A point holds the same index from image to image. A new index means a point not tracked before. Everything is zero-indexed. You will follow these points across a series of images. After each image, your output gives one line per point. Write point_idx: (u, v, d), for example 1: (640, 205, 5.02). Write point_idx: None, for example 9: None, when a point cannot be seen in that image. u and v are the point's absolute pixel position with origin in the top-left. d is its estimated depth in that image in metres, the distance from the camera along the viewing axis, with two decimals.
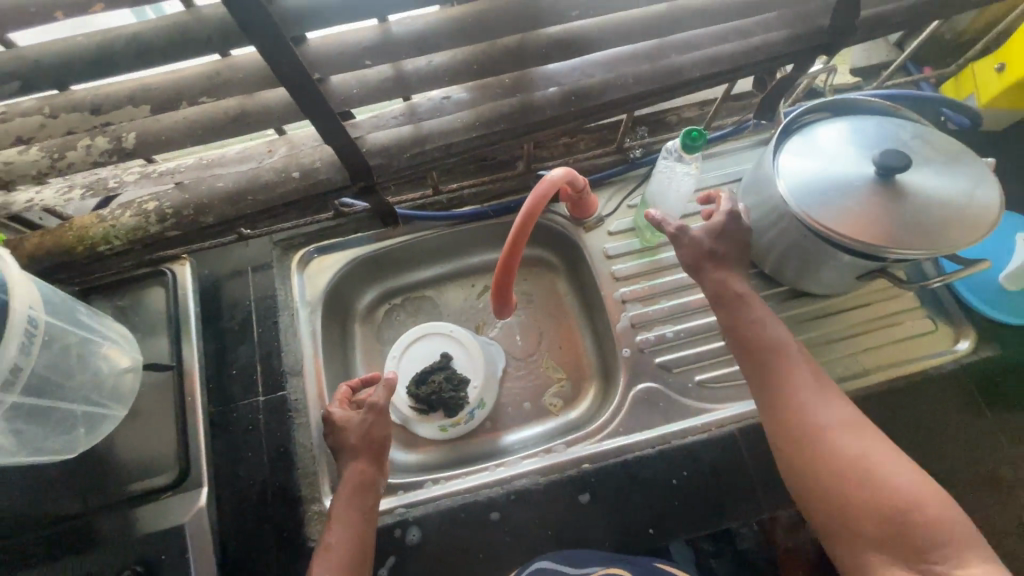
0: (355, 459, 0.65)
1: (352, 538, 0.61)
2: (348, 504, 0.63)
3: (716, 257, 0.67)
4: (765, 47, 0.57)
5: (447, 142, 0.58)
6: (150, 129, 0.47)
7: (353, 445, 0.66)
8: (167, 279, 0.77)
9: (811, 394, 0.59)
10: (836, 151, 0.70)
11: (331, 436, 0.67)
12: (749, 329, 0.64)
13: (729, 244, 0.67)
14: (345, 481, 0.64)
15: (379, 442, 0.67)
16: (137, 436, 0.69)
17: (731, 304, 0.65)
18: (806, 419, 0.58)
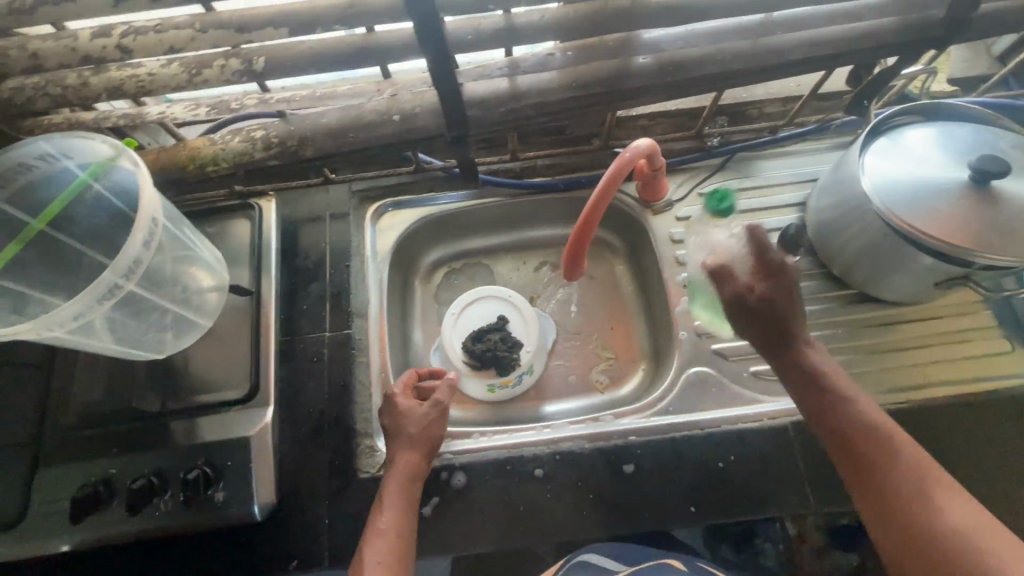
0: (408, 449, 0.67)
1: (394, 526, 0.62)
2: (396, 493, 0.64)
3: (786, 329, 0.68)
4: (875, 34, 0.57)
5: (542, 100, 0.60)
6: (280, 55, 0.51)
7: (409, 437, 0.68)
8: (253, 213, 0.83)
9: (911, 485, 0.56)
10: (928, 153, 0.68)
11: (390, 419, 0.70)
12: (832, 413, 0.62)
13: (794, 321, 0.68)
14: (395, 471, 0.66)
15: (431, 434, 0.68)
16: (216, 353, 0.74)
17: (807, 384, 0.66)
18: (908, 512, 0.55)
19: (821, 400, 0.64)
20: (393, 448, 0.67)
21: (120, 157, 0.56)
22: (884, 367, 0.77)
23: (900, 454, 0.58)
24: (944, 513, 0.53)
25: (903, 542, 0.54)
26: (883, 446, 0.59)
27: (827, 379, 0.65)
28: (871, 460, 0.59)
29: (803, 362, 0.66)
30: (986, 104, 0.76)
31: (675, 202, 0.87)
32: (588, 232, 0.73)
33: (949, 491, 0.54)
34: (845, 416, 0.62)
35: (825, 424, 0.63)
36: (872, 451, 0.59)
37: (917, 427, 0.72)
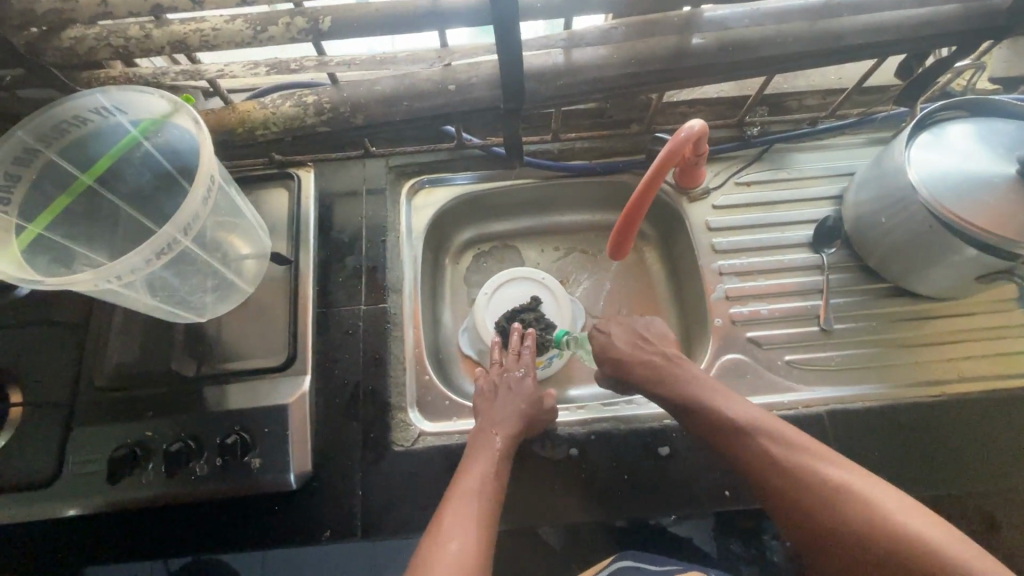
0: (526, 422, 0.69)
1: (496, 476, 0.63)
2: (506, 451, 0.66)
3: (632, 368, 0.72)
4: (937, 21, 0.57)
5: (599, 75, 0.60)
6: (346, 15, 0.51)
7: (532, 414, 0.70)
8: (293, 184, 0.82)
9: (788, 463, 0.58)
10: (970, 147, 0.69)
11: (519, 389, 0.73)
12: (703, 427, 0.65)
13: (635, 355, 0.73)
14: (513, 433, 0.67)
15: (544, 423, 0.71)
16: (252, 321, 0.74)
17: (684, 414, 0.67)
18: (794, 489, 0.57)
19: (691, 419, 0.66)
20: (516, 413, 0.69)
21: (176, 114, 0.55)
22: (916, 360, 0.77)
23: (769, 440, 0.60)
24: (818, 479, 0.56)
25: (803, 518, 0.56)
26: (752, 440, 0.61)
27: (684, 398, 0.67)
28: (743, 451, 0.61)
29: (661, 389, 0.69)
30: None
31: (712, 190, 0.87)
32: (633, 224, 0.74)
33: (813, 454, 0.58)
34: (716, 426, 0.63)
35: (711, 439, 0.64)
36: (744, 448, 0.61)
37: (951, 421, 0.73)
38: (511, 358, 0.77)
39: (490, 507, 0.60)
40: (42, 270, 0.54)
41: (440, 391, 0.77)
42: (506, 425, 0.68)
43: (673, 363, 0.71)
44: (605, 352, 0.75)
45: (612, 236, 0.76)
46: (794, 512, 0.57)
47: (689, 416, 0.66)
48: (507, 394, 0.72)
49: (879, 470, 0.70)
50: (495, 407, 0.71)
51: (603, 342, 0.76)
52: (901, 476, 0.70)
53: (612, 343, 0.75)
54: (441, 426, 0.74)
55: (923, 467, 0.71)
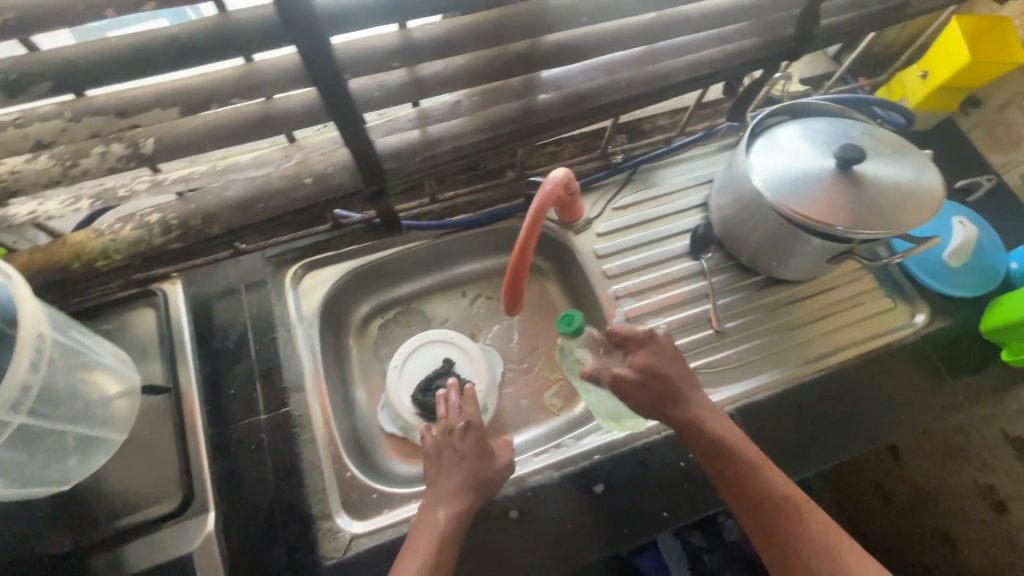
0: (474, 488, 0.67)
1: (440, 558, 0.60)
2: (455, 525, 0.63)
3: (666, 400, 0.69)
4: (743, 52, 0.63)
5: (457, 145, 0.60)
6: (170, 134, 0.47)
7: (476, 481, 0.67)
8: (158, 300, 0.75)
9: (818, 550, 0.59)
10: (799, 147, 0.77)
11: (466, 449, 0.69)
12: (738, 477, 0.64)
13: (684, 390, 0.69)
14: (460, 508, 0.64)
15: (496, 480, 0.69)
16: (134, 465, 0.67)
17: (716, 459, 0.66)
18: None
19: (726, 467, 0.65)
20: (464, 480, 0.67)
21: None
22: (799, 341, 0.85)
23: (796, 512, 0.61)
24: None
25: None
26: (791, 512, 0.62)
27: (728, 446, 0.65)
28: (769, 514, 0.62)
29: (706, 431, 0.67)
30: (836, 99, 0.87)
31: (593, 220, 0.91)
32: (524, 270, 0.73)
33: (835, 535, 0.60)
34: (752, 486, 0.63)
35: (737, 493, 0.64)
36: (772, 514, 0.62)
37: (838, 391, 0.80)
38: (456, 416, 0.74)
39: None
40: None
41: (367, 485, 0.72)
42: (448, 503, 0.65)
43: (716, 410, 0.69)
44: (651, 376, 0.70)
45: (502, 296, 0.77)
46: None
47: (727, 463, 0.65)
48: (451, 457, 0.69)
49: (791, 452, 0.76)
50: (439, 478, 0.68)
51: (643, 359, 0.71)
52: (810, 452, 0.76)
53: (656, 367, 0.70)
54: (373, 523, 0.70)
55: (827, 439, 0.77)
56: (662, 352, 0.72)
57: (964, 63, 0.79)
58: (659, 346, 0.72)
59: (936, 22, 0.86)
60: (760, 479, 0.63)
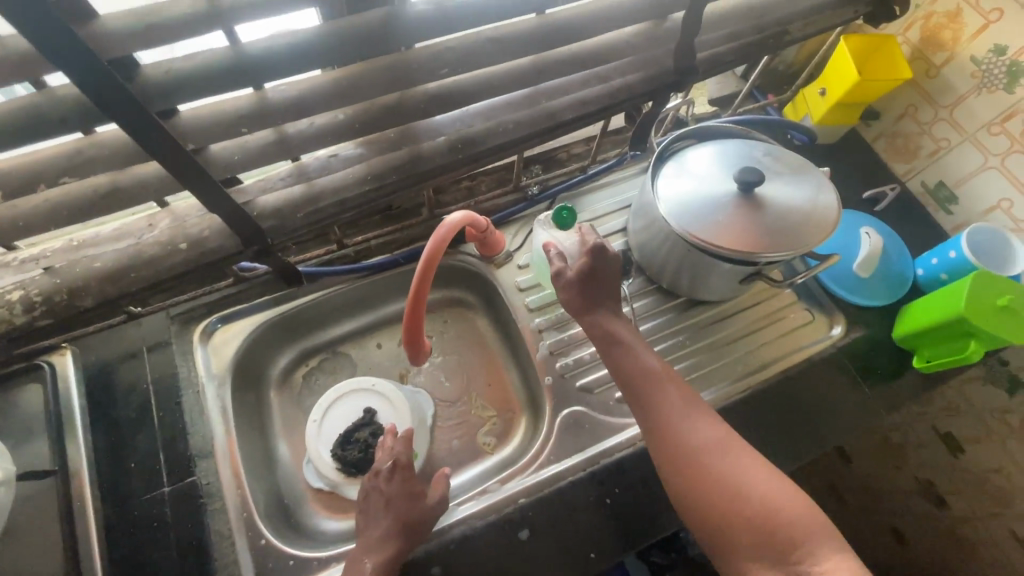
0: (403, 530, 0.64)
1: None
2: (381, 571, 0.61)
3: (587, 301, 0.71)
4: (627, 87, 0.63)
5: (342, 197, 0.59)
6: (6, 214, 0.44)
7: (402, 523, 0.64)
8: (43, 373, 0.70)
9: (682, 415, 0.64)
10: (704, 171, 0.78)
11: (393, 490, 0.67)
12: (628, 363, 0.68)
13: (603, 291, 0.72)
14: (384, 557, 0.62)
15: (427, 520, 0.66)
16: (15, 560, 0.62)
17: (612, 348, 0.69)
18: (680, 440, 0.63)
19: (617, 355, 0.69)
20: (390, 524, 0.64)
21: None
22: (723, 361, 0.85)
23: (674, 396, 0.66)
24: (701, 441, 0.62)
25: (670, 463, 0.63)
26: (669, 396, 0.66)
27: (626, 341, 0.69)
28: (654, 398, 0.65)
29: (614, 327, 0.70)
30: (739, 121, 0.89)
31: (514, 252, 0.89)
32: (418, 318, 0.72)
33: (705, 416, 0.65)
34: (640, 373, 0.67)
35: (625, 378, 0.67)
36: (653, 397, 0.65)
37: (761, 410, 0.81)
38: (385, 455, 0.72)
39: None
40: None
41: (282, 552, 0.69)
42: (371, 556, 0.62)
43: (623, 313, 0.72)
44: (591, 276, 0.72)
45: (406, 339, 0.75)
46: (668, 459, 0.63)
47: (618, 349, 0.69)
48: (378, 501, 0.67)
49: None
50: (367, 526, 0.65)
51: (584, 264, 0.72)
52: None
53: (591, 270, 0.72)
54: None
55: None
56: (613, 260, 0.73)
57: (853, 81, 0.81)
58: (604, 259, 0.73)
59: (826, 42, 0.89)
60: (649, 369, 0.67)
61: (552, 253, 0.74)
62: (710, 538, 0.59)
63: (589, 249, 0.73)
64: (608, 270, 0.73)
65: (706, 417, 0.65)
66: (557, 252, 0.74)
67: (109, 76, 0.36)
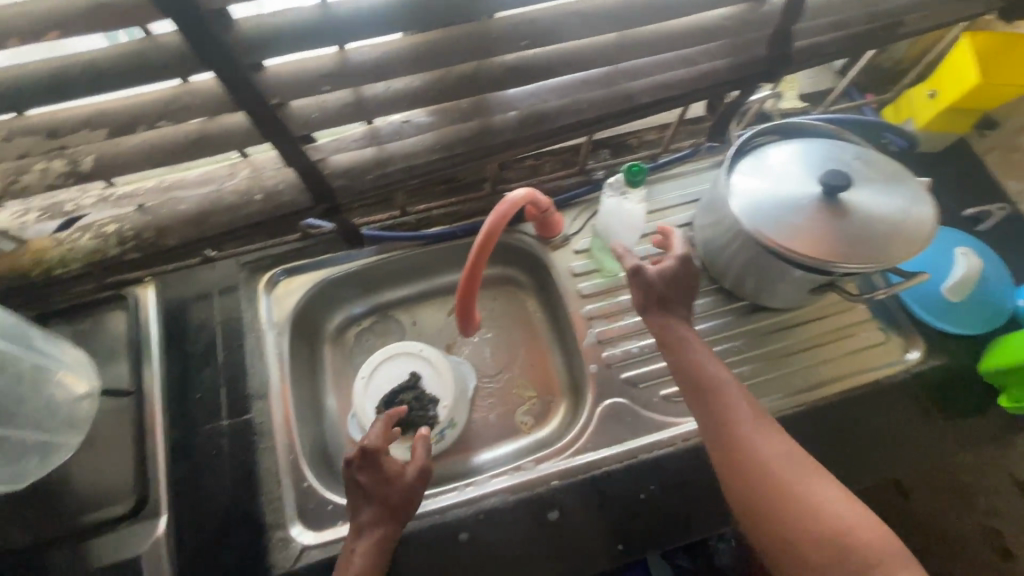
0: (392, 517, 0.65)
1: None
2: (372, 558, 0.62)
3: (657, 302, 0.70)
4: (713, 73, 0.60)
5: (410, 163, 0.59)
6: (107, 152, 0.47)
7: (390, 511, 0.65)
8: (129, 302, 0.77)
9: (748, 422, 0.61)
10: (785, 170, 0.73)
11: (368, 482, 0.65)
12: (690, 367, 0.66)
13: (676, 295, 0.70)
14: (372, 547, 0.63)
15: (411, 501, 0.66)
16: (92, 467, 0.68)
17: (677, 350, 0.67)
18: (743, 446, 0.60)
19: (679, 357, 0.67)
20: (372, 515, 0.64)
21: None
22: (780, 372, 0.81)
23: (740, 402, 0.63)
24: (768, 453, 0.59)
25: (732, 470, 0.60)
26: (732, 402, 0.63)
27: (690, 346, 0.67)
28: (718, 403, 0.63)
29: (680, 331, 0.68)
30: (829, 121, 0.83)
31: (572, 236, 0.88)
32: (472, 295, 0.74)
33: (771, 428, 0.61)
34: (703, 377, 0.65)
35: (688, 381, 0.66)
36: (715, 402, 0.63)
37: (816, 428, 0.76)
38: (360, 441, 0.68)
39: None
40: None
41: (322, 496, 0.72)
42: (360, 543, 0.63)
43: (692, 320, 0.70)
44: (671, 278, 0.70)
45: (457, 309, 0.75)
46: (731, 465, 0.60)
47: (681, 353, 0.67)
48: (357, 490, 0.65)
49: None
50: (352, 515, 0.65)
51: (668, 267, 0.70)
52: None
53: (668, 273, 0.70)
54: (324, 534, 0.70)
55: None
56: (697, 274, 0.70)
57: (974, 86, 0.74)
58: (687, 270, 0.70)
59: (944, 39, 0.80)
60: (712, 374, 0.65)
61: (622, 252, 0.72)
62: (777, 558, 0.55)
63: (676, 254, 0.70)
64: (688, 279, 0.71)
65: (773, 429, 0.61)
66: (628, 250, 0.73)
67: (207, 25, 0.38)
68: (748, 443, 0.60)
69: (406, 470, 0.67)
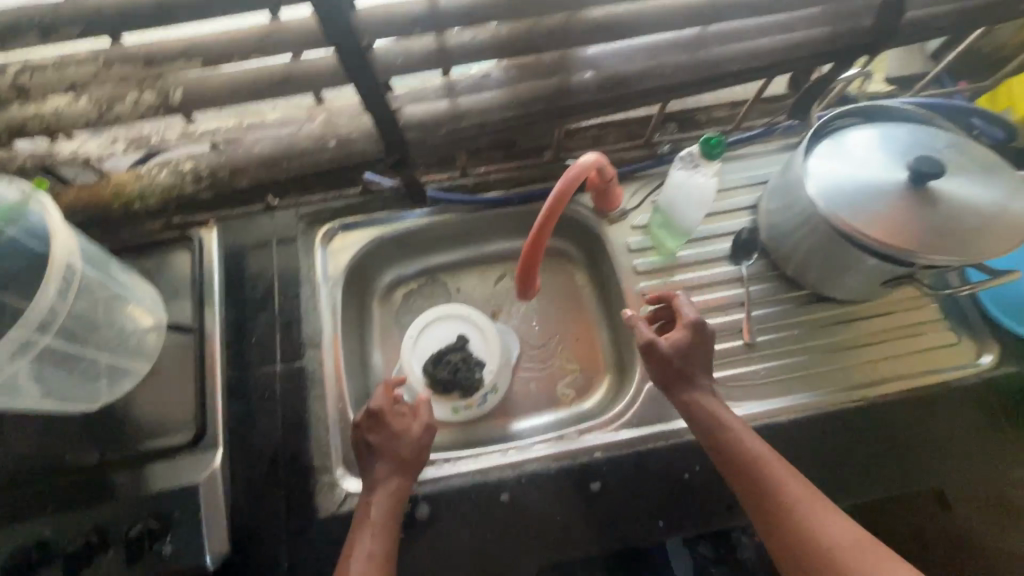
0: (404, 471, 0.66)
1: (385, 545, 0.62)
2: (388, 508, 0.64)
3: (677, 377, 0.67)
4: (808, 42, 0.57)
5: (483, 120, 0.58)
6: (196, 87, 0.48)
7: (401, 464, 0.66)
8: (194, 244, 0.78)
9: (799, 505, 0.58)
10: (870, 154, 0.69)
11: (378, 440, 0.67)
12: (724, 447, 0.63)
13: (696, 368, 0.67)
14: (387, 501, 0.64)
15: (421, 450, 0.68)
16: (154, 398, 0.70)
17: (708, 429, 0.64)
18: (798, 534, 0.56)
19: (710, 438, 0.64)
20: (384, 469, 0.66)
21: (30, 202, 0.53)
22: (839, 366, 0.78)
23: (784, 482, 0.59)
24: (828, 540, 0.55)
25: (793, 562, 0.56)
26: (776, 481, 0.59)
27: (722, 420, 0.64)
28: (760, 485, 0.60)
29: (706, 405, 0.66)
30: (921, 104, 0.77)
31: (630, 210, 0.86)
32: (540, 244, 0.70)
33: (823, 508, 0.57)
34: (740, 456, 0.62)
35: (725, 463, 0.63)
36: (757, 486, 0.60)
37: (873, 426, 0.74)
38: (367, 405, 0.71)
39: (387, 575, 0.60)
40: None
41: None
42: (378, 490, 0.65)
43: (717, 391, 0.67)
44: (682, 351, 0.67)
45: (519, 273, 0.74)
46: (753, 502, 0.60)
47: (712, 433, 0.64)
48: (368, 449, 0.67)
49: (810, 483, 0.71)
50: (365, 472, 0.67)
51: (677, 340, 0.67)
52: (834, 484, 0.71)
53: (684, 347, 0.67)
54: None
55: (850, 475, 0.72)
56: (711, 341, 0.68)
57: None
58: (699, 340, 0.68)
59: None
60: (749, 453, 0.62)
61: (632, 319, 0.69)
62: None
63: (689, 322, 0.68)
64: (703, 348, 0.68)
65: (828, 509, 0.57)
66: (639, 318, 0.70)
67: None
68: (803, 530, 0.56)
69: (412, 424, 0.69)
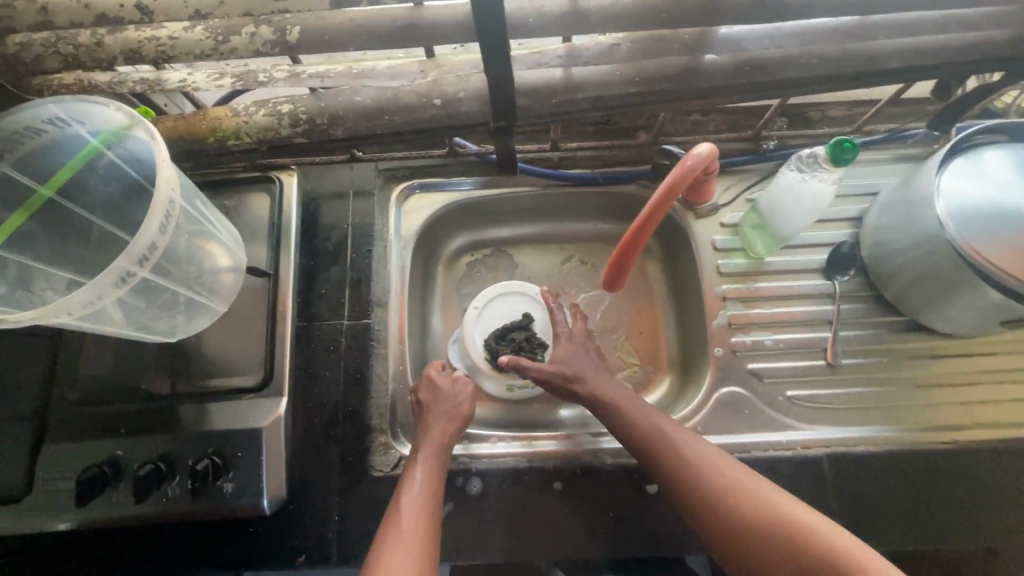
0: (454, 428, 0.67)
1: (430, 490, 0.63)
2: (434, 454, 0.65)
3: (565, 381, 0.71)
4: (984, 45, 0.50)
5: (601, 94, 0.54)
6: (315, 25, 0.45)
7: (456, 416, 0.68)
8: (274, 187, 0.77)
9: (694, 453, 0.63)
10: (1013, 178, 0.61)
11: (426, 398, 0.69)
12: (622, 420, 0.67)
13: (579, 362, 0.72)
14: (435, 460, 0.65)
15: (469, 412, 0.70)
16: (225, 337, 0.70)
17: (605, 411, 0.69)
18: (698, 477, 0.61)
19: (608, 415, 0.68)
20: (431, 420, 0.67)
21: (134, 127, 0.51)
22: (927, 402, 0.72)
23: (679, 436, 0.64)
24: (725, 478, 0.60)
25: (696, 506, 0.60)
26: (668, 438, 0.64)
27: (610, 398, 0.69)
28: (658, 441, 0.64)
29: (591, 391, 0.70)
30: None
31: (721, 206, 0.80)
32: (638, 243, 0.66)
33: (716, 456, 0.62)
34: (636, 422, 0.66)
35: (627, 430, 0.66)
36: (655, 442, 0.64)
37: (958, 471, 0.69)
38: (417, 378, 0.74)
39: (431, 516, 0.61)
40: (9, 303, 0.53)
41: None
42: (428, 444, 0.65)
43: (602, 374, 0.72)
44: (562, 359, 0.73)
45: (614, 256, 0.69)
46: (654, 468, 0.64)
47: (607, 407, 0.68)
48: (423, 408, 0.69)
49: (881, 521, 0.67)
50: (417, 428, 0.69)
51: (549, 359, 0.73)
52: (909, 527, 0.67)
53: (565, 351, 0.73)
54: None
55: (926, 519, 0.67)
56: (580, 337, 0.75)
57: None
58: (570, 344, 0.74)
59: None
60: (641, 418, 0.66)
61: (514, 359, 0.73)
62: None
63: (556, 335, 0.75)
64: (576, 349, 0.74)
65: (715, 453, 0.63)
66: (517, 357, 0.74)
67: None
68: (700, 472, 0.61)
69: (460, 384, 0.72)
